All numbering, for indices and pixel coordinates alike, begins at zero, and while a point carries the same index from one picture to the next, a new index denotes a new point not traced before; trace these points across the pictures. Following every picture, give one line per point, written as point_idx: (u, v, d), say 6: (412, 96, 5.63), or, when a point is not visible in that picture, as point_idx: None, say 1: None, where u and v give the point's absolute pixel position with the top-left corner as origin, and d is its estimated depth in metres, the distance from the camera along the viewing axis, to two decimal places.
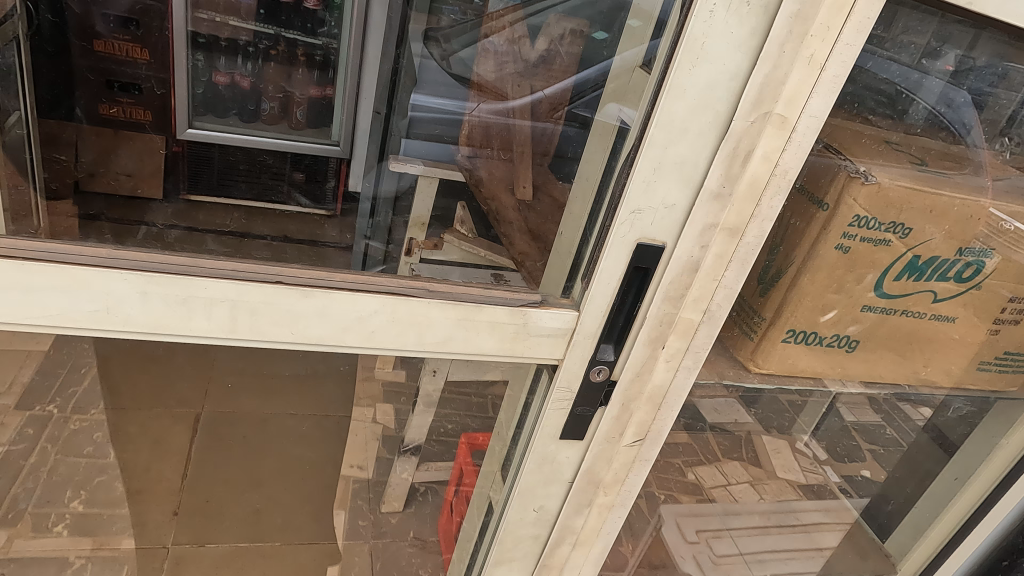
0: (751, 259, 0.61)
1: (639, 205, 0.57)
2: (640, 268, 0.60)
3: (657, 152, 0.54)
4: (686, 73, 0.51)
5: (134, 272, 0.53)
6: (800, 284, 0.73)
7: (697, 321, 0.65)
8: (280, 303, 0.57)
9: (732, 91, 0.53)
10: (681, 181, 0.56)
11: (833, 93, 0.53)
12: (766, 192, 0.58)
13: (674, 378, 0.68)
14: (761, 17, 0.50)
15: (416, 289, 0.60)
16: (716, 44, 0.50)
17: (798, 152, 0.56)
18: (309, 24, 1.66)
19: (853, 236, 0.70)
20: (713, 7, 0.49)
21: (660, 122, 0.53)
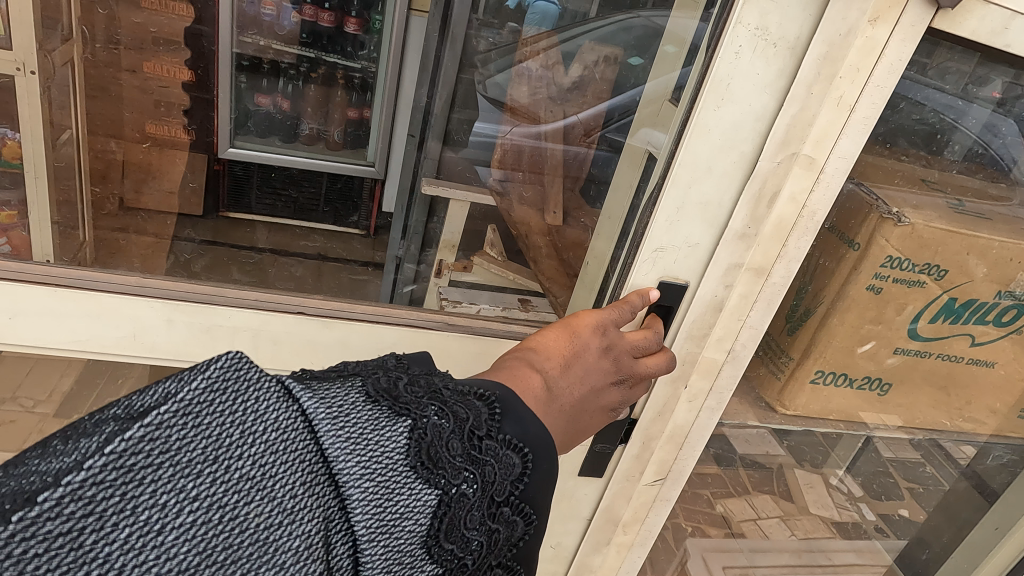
0: (777, 300, 0.60)
1: (662, 243, 0.57)
2: (663, 306, 0.60)
3: (681, 192, 0.54)
4: (711, 113, 0.51)
5: (161, 300, 0.57)
6: (828, 326, 0.71)
7: (721, 361, 0.63)
8: (303, 334, 0.61)
9: (758, 132, 0.53)
10: (704, 221, 0.56)
11: (864, 133, 0.52)
12: (793, 233, 0.56)
13: (697, 418, 0.67)
14: (788, 59, 0.50)
15: (437, 322, 0.64)
16: (742, 84, 0.50)
17: (827, 193, 0.55)
18: (348, 47, 1.61)
19: (885, 277, 0.68)
20: (738, 49, 0.49)
21: (683, 161, 0.53)
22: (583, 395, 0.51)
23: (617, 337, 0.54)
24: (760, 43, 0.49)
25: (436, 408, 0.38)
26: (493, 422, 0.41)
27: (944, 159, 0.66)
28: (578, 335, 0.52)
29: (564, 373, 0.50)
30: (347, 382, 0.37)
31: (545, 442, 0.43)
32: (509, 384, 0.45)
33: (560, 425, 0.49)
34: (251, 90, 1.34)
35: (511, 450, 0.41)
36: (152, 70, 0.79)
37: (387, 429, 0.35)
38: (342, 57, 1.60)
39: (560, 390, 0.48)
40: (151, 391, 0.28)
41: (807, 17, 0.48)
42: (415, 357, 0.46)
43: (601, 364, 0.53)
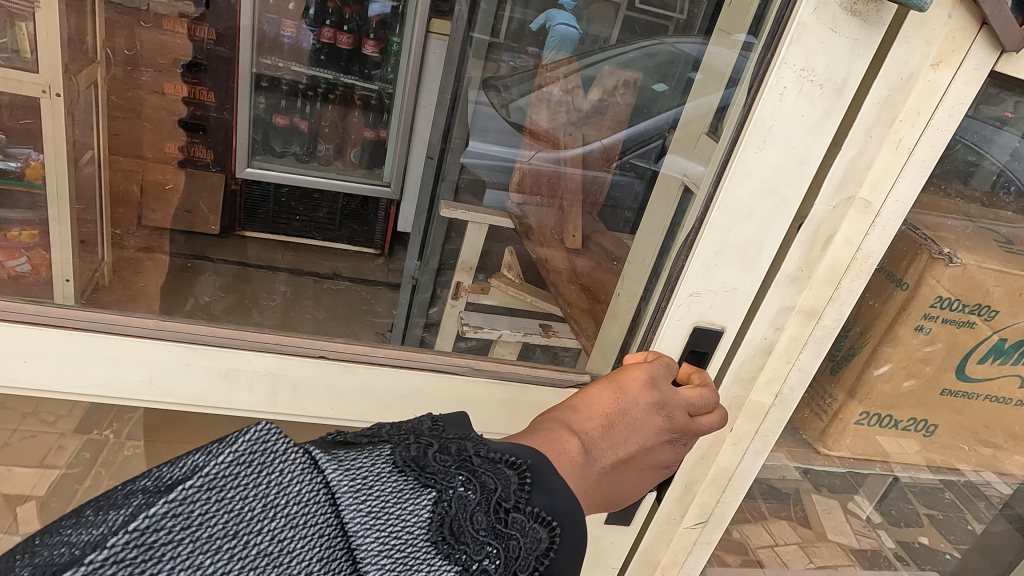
0: (827, 343, 0.59)
1: (698, 289, 0.56)
2: (697, 352, 0.58)
3: (720, 236, 0.53)
4: (753, 156, 0.50)
5: (179, 344, 0.57)
6: (879, 353, 0.69)
7: (768, 405, 0.62)
8: (327, 378, 0.62)
9: (804, 176, 0.51)
10: (742, 266, 0.55)
11: (921, 177, 0.51)
12: (846, 276, 0.55)
13: (742, 461, 0.65)
14: (835, 100, 0.48)
15: (464, 368, 0.65)
16: (785, 126, 0.49)
17: (883, 237, 0.54)
18: (367, 69, 1.60)
19: (935, 317, 0.67)
20: (783, 91, 0.48)
21: (724, 204, 0.52)
22: (627, 455, 0.49)
23: (669, 389, 0.52)
24: (806, 83, 0.48)
25: (463, 478, 0.36)
26: (522, 491, 0.37)
27: (1003, 203, 0.63)
28: (624, 393, 0.50)
29: (605, 435, 0.47)
30: (375, 452, 0.37)
31: (580, 518, 0.39)
32: (544, 452, 0.42)
33: (596, 491, 0.46)
34: (272, 111, 1.55)
35: (537, 522, 0.36)
36: (172, 90, 1.18)
37: (408, 501, 0.34)
38: (361, 79, 1.62)
39: (597, 452, 0.46)
40: (180, 465, 0.29)
41: (857, 59, 0.47)
42: (453, 419, 0.43)
43: (653, 423, 0.50)
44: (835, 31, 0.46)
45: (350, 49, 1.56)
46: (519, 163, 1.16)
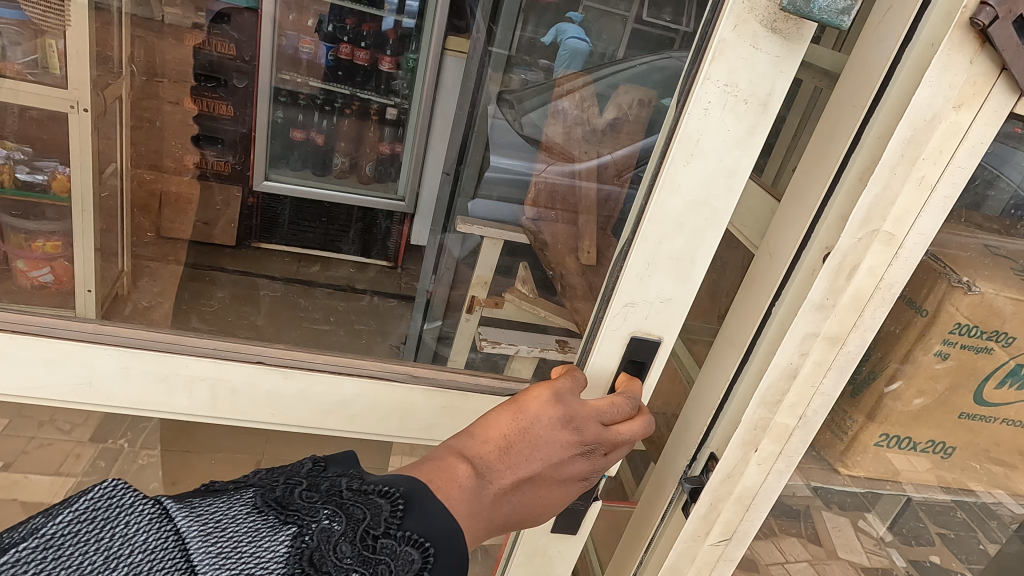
0: (850, 368, 0.61)
1: (632, 299, 0.63)
2: (634, 359, 0.67)
3: (652, 245, 0.60)
4: (680, 170, 0.56)
5: (118, 348, 0.66)
6: (903, 372, 0.71)
7: (792, 426, 0.64)
8: (267, 382, 0.71)
9: (727, 188, 0.57)
10: (675, 278, 0.62)
11: (943, 211, 0.54)
12: (870, 304, 0.58)
13: (766, 481, 0.67)
14: (756, 115, 0.54)
15: (399, 374, 0.74)
16: (711, 140, 0.55)
17: (904, 268, 0.56)
18: (383, 85, 1.90)
19: (953, 342, 0.69)
20: (708, 106, 0.53)
21: (655, 216, 0.58)
22: (530, 471, 0.56)
23: (576, 404, 0.59)
24: (731, 99, 0.53)
25: (328, 512, 0.41)
26: (393, 519, 0.42)
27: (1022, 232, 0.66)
28: (525, 413, 0.57)
29: (501, 457, 0.54)
30: (235, 503, 0.41)
31: (456, 537, 0.44)
32: (428, 478, 0.48)
33: (497, 506, 0.53)
34: (291, 124, 1.86)
35: (411, 545, 0.41)
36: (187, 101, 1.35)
37: (269, 539, 0.38)
38: (377, 94, 1.91)
39: (491, 474, 0.53)
40: (19, 528, 0.32)
41: (779, 75, 0.52)
42: (335, 460, 0.49)
43: (556, 439, 0.57)
44: (756, 46, 0.51)
45: (368, 65, 1.86)
46: (535, 176, 1.19)
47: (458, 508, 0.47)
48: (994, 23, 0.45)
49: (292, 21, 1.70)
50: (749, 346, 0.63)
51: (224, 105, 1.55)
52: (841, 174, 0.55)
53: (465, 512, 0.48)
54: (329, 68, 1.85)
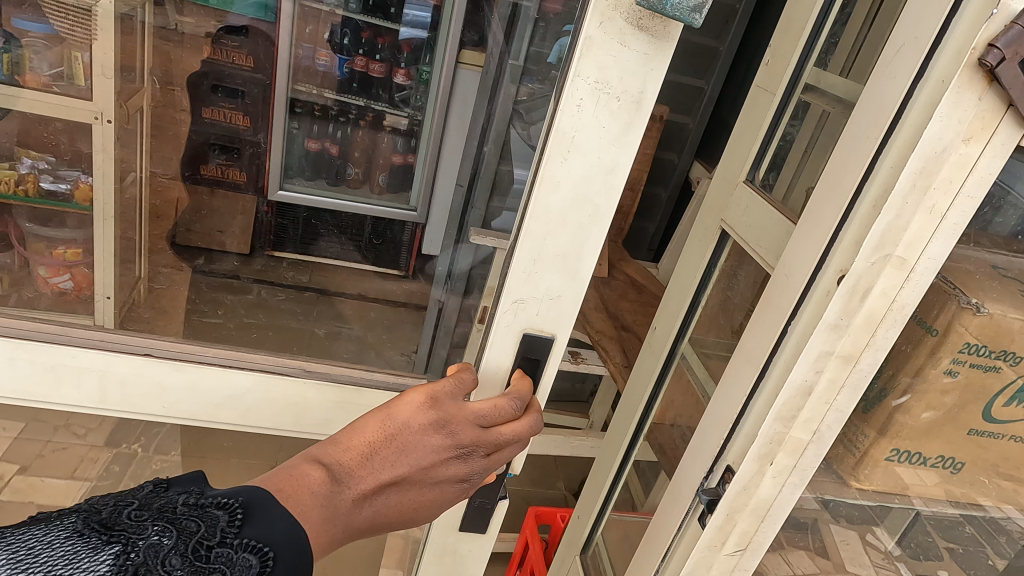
0: (863, 386, 0.63)
1: (520, 296, 0.66)
2: (531, 358, 0.70)
3: (536, 242, 0.62)
4: (558, 168, 0.58)
5: (5, 339, 0.71)
6: (914, 391, 0.73)
7: (806, 441, 0.66)
8: (155, 374, 0.74)
9: (606, 186, 0.60)
10: (563, 276, 0.65)
11: (953, 237, 0.56)
12: (882, 324, 0.60)
13: (780, 493, 0.70)
14: (630, 113, 0.56)
15: (295, 369, 0.78)
16: (585, 137, 0.57)
17: (916, 290, 0.59)
18: (393, 96, 1.85)
19: (963, 361, 0.71)
20: (580, 102, 0.56)
21: (536, 213, 0.61)
22: (400, 475, 0.59)
23: (453, 407, 0.63)
24: (601, 95, 0.56)
25: (157, 528, 0.44)
26: (230, 528, 0.45)
27: None
28: (394, 417, 0.60)
29: (363, 464, 0.57)
30: (60, 523, 0.44)
31: (292, 549, 0.48)
32: (273, 489, 0.51)
33: (357, 512, 0.56)
34: (305, 136, 1.79)
35: (250, 551, 0.45)
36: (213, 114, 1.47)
37: (91, 558, 0.41)
38: (389, 105, 1.86)
39: (348, 479, 0.56)
40: None
41: (649, 72, 0.55)
42: (183, 479, 0.52)
43: (426, 443, 0.60)
44: (625, 43, 0.53)
45: (383, 77, 1.86)
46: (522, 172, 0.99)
47: (307, 513, 0.51)
48: (1000, 64, 0.48)
49: (308, 32, 1.73)
50: (765, 362, 0.65)
51: (241, 116, 1.59)
52: (855, 201, 0.58)
53: (316, 516, 0.52)
54: (345, 80, 1.88)
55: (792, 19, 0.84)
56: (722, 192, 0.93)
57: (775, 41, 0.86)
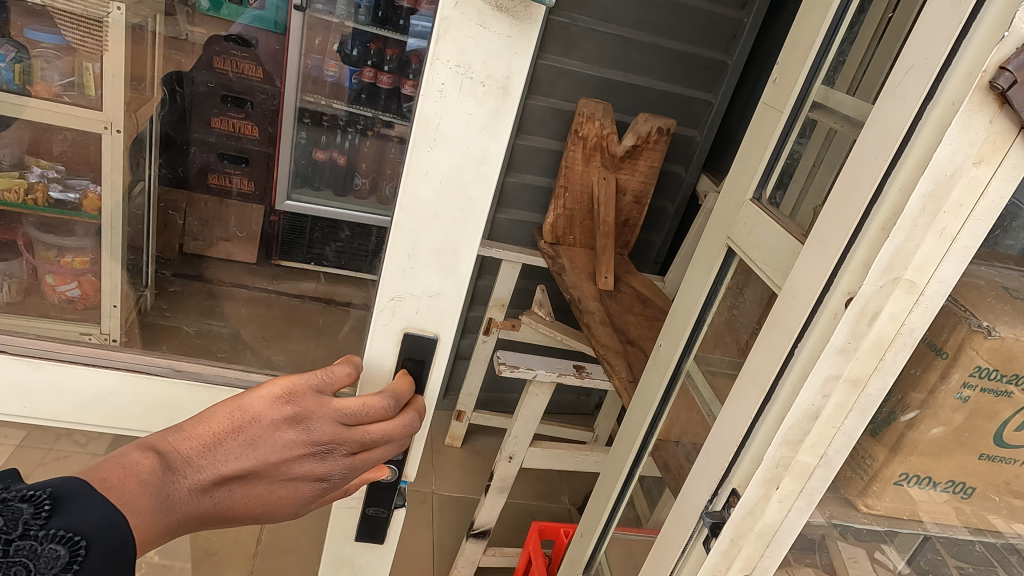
0: (871, 410, 0.62)
1: (397, 293, 0.70)
2: (410, 352, 0.74)
3: (409, 229, 0.67)
4: (425, 156, 0.63)
5: None
6: (921, 418, 0.72)
7: (813, 465, 0.65)
8: (14, 373, 0.76)
9: (474, 175, 0.64)
10: (440, 269, 0.69)
11: (963, 261, 0.55)
12: (890, 348, 0.59)
13: (786, 518, 0.68)
14: (494, 101, 0.61)
15: (165, 369, 0.79)
16: (450, 124, 0.61)
17: (925, 314, 0.58)
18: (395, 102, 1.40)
19: (973, 386, 0.70)
20: (442, 86, 0.60)
21: (407, 201, 0.65)
22: (246, 467, 0.62)
23: (313, 401, 0.65)
24: (463, 79, 0.60)
25: None
26: (35, 520, 0.46)
27: None
28: (243, 408, 0.63)
29: (205, 455, 0.60)
30: None
31: (106, 536, 0.49)
32: (94, 479, 0.52)
33: (192, 502, 0.59)
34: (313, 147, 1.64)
35: (60, 542, 0.46)
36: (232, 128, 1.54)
37: None
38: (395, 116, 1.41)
39: (183, 470, 0.58)
40: None
41: (510, 57, 0.59)
42: None
43: (275, 437, 0.63)
44: (484, 24, 0.57)
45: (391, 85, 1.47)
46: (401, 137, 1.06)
47: (130, 503, 0.53)
48: (1012, 87, 0.48)
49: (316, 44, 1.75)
50: (771, 385, 0.64)
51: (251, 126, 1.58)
52: (862, 223, 0.57)
53: (140, 506, 0.53)
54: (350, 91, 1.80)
55: (799, 36, 0.83)
56: (729, 209, 0.92)
57: (782, 58, 0.86)
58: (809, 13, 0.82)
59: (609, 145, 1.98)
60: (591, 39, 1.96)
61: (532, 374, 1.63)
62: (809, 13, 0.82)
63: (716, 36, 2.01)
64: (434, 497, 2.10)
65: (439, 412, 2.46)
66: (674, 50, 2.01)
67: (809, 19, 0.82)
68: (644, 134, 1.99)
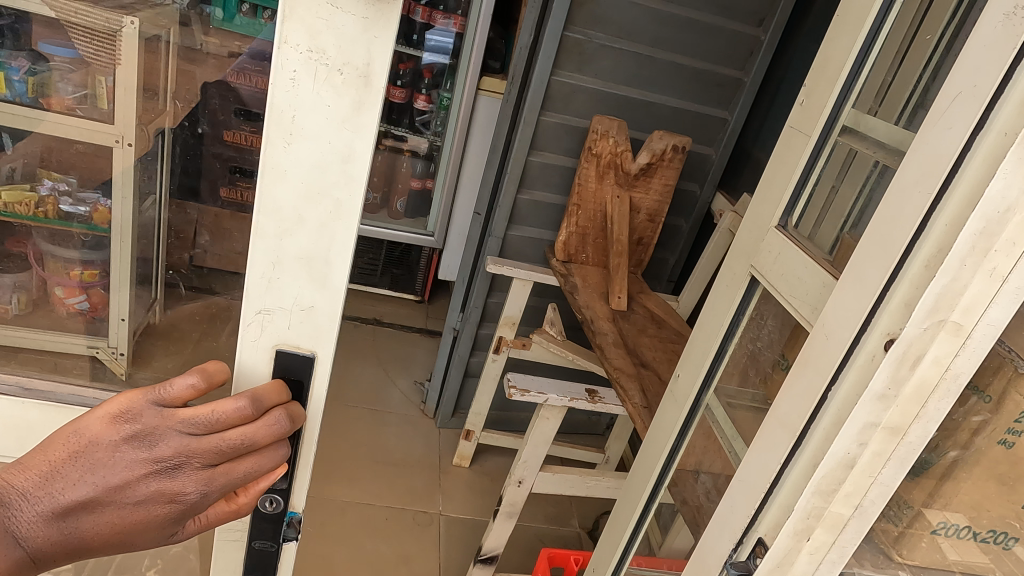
0: (911, 459, 0.58)
1: (264, 307, 0.66)
2: (290, 372, 0.70)
3: (274, 239, 0.63)
4: (283, 153, 0.59)
5: None
6: (959, 464, 0.68)
7: (847, 516, 0.61)
8: None
9: (337, 173, 0.60)
10: (311, 279, 0.65)
11: (1014, 303, 0.52)
12: (933, 394, 0.55)
13: (816, 570, 0.64)
14: (353, 92, 0.57)
15: (12, 389, 0.80)
16: (307, 116, 0.58)
17: (970, 358, 0.54)
18: None
19: (1019, 432, 0.65)
20: (295, 73, 0.56)
21: (265, 203, 0.61)
22: (86, 495, 0.59)
23: (152, 417, 0.60)
24: (318, 66, 0.56)
25: None
26: None
27: None
28: (80, 430, 0.59)
29: (42, 485, 0.58)
30: None
31: None
32: None
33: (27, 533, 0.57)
34: None
35: None
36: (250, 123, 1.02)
37: None
38: None
39: (14, 505, 0.57)
40: None
41: (367, 43, 0.55)
42: None
43: (117, 459, 0.59)
44: (335, 5, 0.54)
45: None
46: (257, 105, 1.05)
47: None
48: None
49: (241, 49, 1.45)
50: (802, 430, 0.60)
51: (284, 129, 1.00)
52: (903, 261, 0.53)
53: None
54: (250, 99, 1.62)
55: (828, 57, 0.79)
56: (752, 236, 0.87)
57: (810, 79, 0.81)
58: (839, 33, 0.78)
59: (624, 162, 1.95)
60: (607, 56, 1.93)
61: (543, 398, 1.59)
62: (839, 32, 0.78)
63: (733, 54, 1.98)
64: (441, 519, 2.04)
65: (447, 431, 2.41)
66: (691, 67, 1.98)
67: (839, 39, 0.77)
68: (659, 152, 1.96)
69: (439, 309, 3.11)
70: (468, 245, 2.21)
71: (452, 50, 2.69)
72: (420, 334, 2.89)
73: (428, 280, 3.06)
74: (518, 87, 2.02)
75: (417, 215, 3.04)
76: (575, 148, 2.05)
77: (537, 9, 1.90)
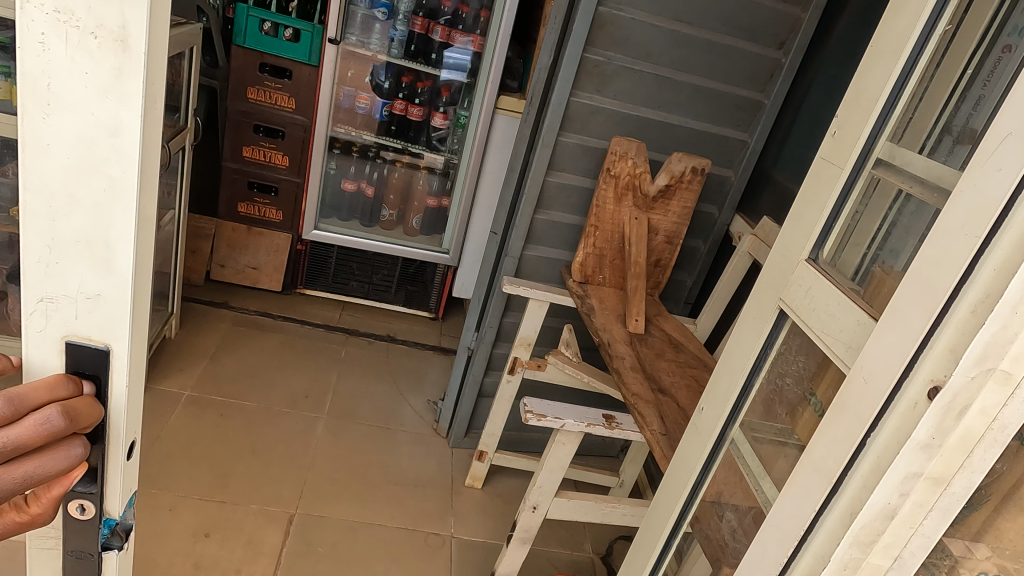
0: (955, 510, 0.56)
1: (48, 297, 0.59)
2: (86, 371, 0.61)
3: (46, 220, 0.55)
4: (44, 124, 0.52)
5: None
6: (1004, 512, 0.65)
7: (885, 567, 0.59)
8: None
9: (113, 146, 0.53)
10: (96, 266, 0.57)
11: None
12: (979, 445, 0.53)
13: None
14: (115, 57, 0.50)
15: None
16: (62, 83, 0.51)
17: (1019, 408, 0.52)
18: None
19: None
20: (42, 36, 0.49)
21: (31, 178, 0.54)
22: None
23: None
24: (68, 27, 0.49)
25: None
26: None
27: None
28: None
29: None
30: None
31: None
32: None
33: None
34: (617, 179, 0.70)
35: None
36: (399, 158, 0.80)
37: None
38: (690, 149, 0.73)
39: None
40: None
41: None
42: None
43: None
44: None
45: None
46: None
47: None
48: None
49: None
50: (839, 477, 0.58)
51: None
52: (948, 305, 0.51)
53: None
54: None
55: (862, 89, 0.77)
56: (782, 269, 0.85)
57: (842, 111, 0.80)
58: (873, 65, 0.76)
59: (642, 184, 1.94)
60: (627, 78, 1.92)
61: (560, 424, 1.57)
62: (873, 65, 0.76)
63: (754, 77, 1.97)
64: (453, 541, 2.01)
65: (459, 451, 2.38)
66: (712, 90, 1.97)
67: (873, 71, 0.76)
68: (678, 174, 1.94)
69: (452, 326, 3.09)
70: (484, 265, 2.19)
71: (470, 68, 2.70)
72: (434, 351, 2.87)
73: (443, 297, 3.05)
74: (537, 108, 2.01)
75: (433, 232, 3.04)
76: (593, 168, 2.04)
77: (557, 31, 1.91)
